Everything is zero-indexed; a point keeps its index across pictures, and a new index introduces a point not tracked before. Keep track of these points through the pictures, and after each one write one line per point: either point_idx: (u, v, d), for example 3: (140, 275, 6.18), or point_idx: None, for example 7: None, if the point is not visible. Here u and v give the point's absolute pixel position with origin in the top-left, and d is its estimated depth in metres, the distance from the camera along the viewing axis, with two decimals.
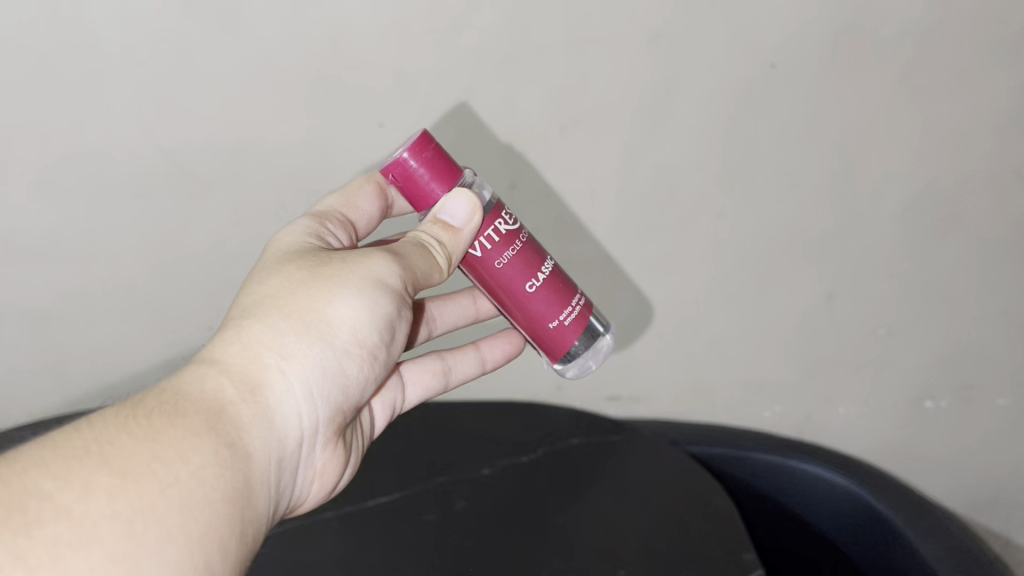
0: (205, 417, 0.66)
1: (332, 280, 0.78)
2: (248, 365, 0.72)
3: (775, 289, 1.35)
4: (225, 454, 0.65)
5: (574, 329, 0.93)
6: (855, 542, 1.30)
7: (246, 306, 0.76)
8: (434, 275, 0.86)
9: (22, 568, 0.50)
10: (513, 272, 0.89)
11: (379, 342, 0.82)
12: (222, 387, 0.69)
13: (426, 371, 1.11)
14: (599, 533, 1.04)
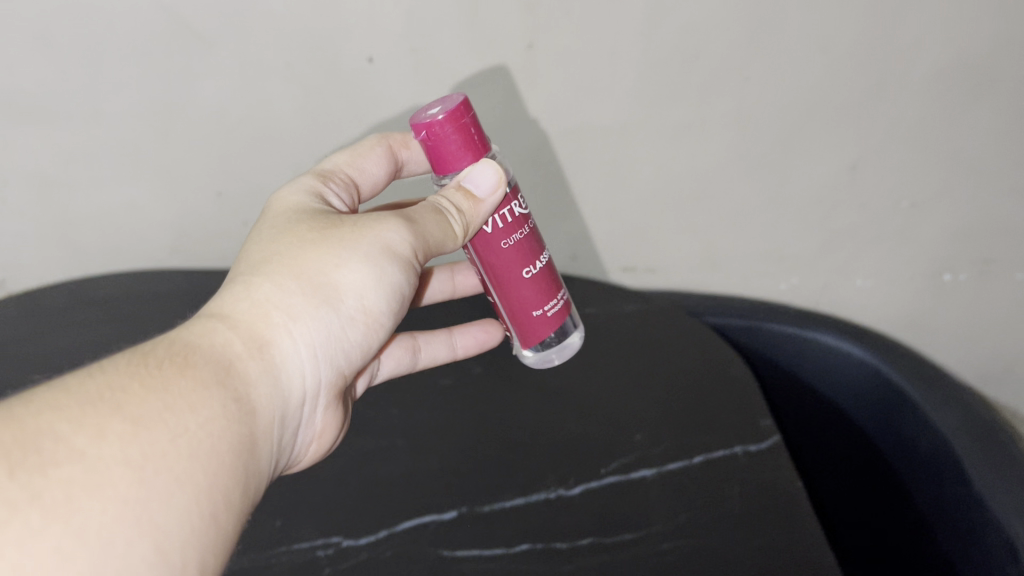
0: (213, 371, 0.63)
1: (343, 242, 0.74)
2: (256, 321, 0.69)
3: (799, 160, 1.31)
4: (233, 408, 0.63)
5: (552, 322, 0.93)
6: (870, 413, 1.30)
7: (256, 261, 0.73)
8: (449, 242, 0.80)
9: (38, 507, 0.49)
10: (515, 257, 0.86)
11: (386, 309, 0.78)
12: (230, 342, 0.67)
13: (396, 346, 1.04)
14: (615, 401, 1.03)
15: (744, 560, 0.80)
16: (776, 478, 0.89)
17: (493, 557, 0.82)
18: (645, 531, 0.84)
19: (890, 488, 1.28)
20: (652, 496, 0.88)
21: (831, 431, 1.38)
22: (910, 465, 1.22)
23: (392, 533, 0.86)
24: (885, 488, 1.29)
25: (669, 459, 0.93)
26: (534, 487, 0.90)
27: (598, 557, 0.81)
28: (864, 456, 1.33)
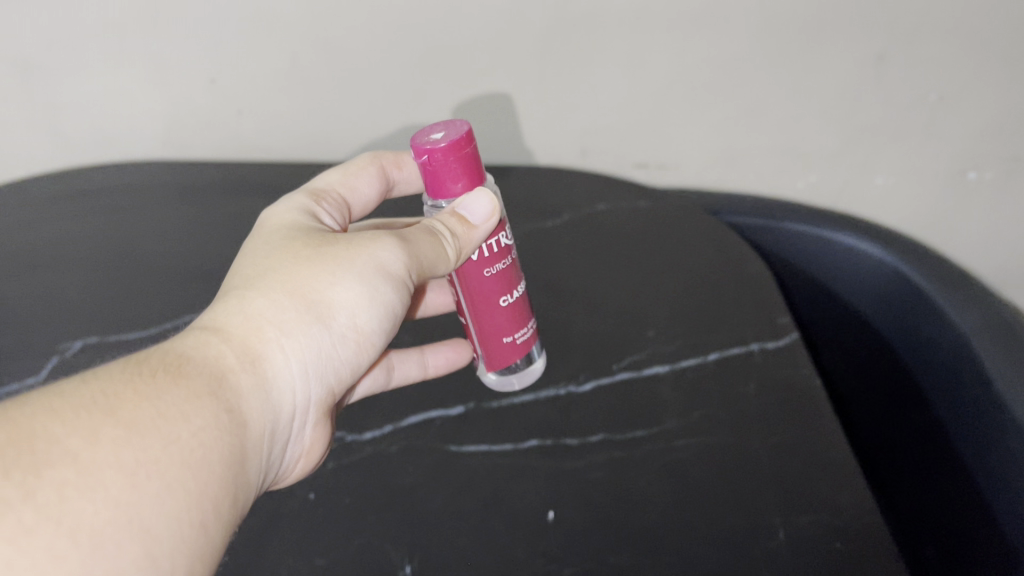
0: (206, 381, 0.58)
1: (337, 257, 0.68)
2: (247, 335, 0.62)
3: (822, 50, 1.18)
4: (226, 420, 0.57)
5: (521, 350, 0.86)
6: (889, 316, 1.23)
7: (246, 276, 0.67)
8: (441, 263, 0.73)
9: (29, 506, 0.44)
10: (493, 286, 0.79)
11: (380, 329, 0.71)
12: (221, 355, 0.60)
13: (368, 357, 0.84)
14: (627, 298, 0.99)
15: (761, 456, 0.76)
16: (793, 376, 0.85)
17: (501, 452, 0.79)
18: (658, 428, 0.81)
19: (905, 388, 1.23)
20: (664, 394, 0.85)
21: (851, 348, 1.34)
22: (925, 369, 1.17)
23: (397, 429, 0.83)
24: (902, 404, 1.24)
25: (683, 357, 0.89)
26: (544, 384, 0.88)
27: (609, 454, 0.78)
28: (883, 373, 1.28)
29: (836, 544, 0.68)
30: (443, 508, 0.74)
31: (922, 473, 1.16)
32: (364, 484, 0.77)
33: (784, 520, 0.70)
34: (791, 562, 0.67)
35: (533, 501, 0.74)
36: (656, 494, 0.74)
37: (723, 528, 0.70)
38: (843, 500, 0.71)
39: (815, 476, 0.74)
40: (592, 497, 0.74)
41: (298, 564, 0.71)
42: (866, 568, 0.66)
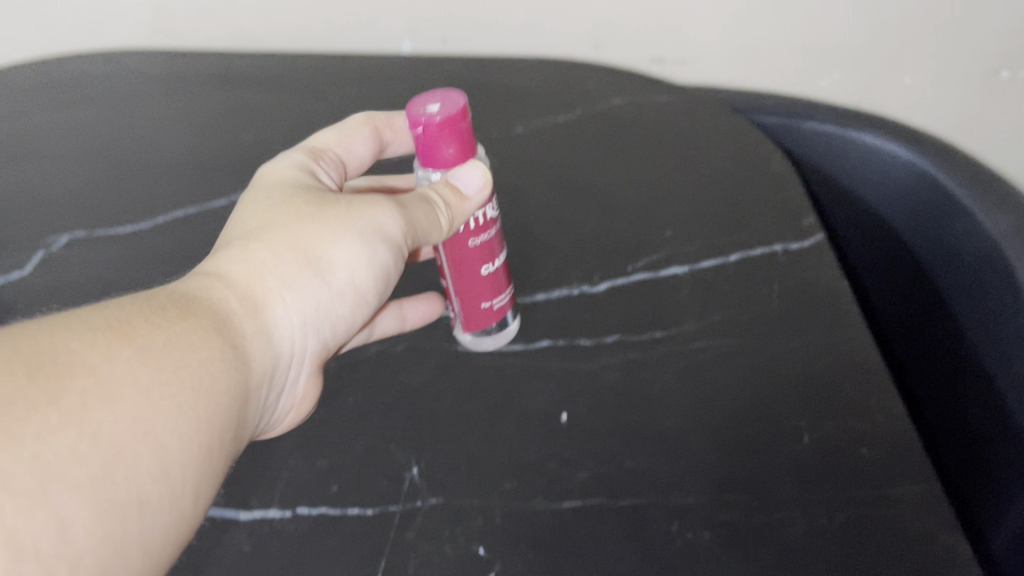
0: (213, 317, 0.55)
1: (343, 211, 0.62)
2: (251, 283, 0.58)
3: None
4: (230, 355, 0.54)
5: (498, 319, 0.75)
6: (916, 231, 1.04)
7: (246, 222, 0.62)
8: (433, 235, 0.65)
9: (57, 408, 0.42)
10: (474, 252, 0.70)
11: (380, 292, 0.66)
12: (226, 298, 0.57)
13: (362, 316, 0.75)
14: (644, 196, 0.93)
15: (785, 361, 0.73)
16: (819, 277, 0.81)
17: (510, 354, 0.75)
18: (676, 330, 0.76)
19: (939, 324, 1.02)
20: (682, 296, 0.80)
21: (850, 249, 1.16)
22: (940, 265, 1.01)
23: (403, 330, 0.78)
24: (912, 305, 1.08)
25: (702, 258, 0.84)
26: (556, 286, 0.83)
27: (624, 356, 0.74)
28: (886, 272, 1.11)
29: (864, 450, 0.65)
30: (452, 410, 0.69)
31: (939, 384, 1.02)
32: (368, 385, 0.72)
33: (809, 424, 0.67)
34: (817, 468, 0.64)
35: (545, 405, 0.70)
36: (674, 396, 0.70)
37: (746, 432, 0.67)
38: (870, 404, 0.68)
39: (842, 379, 0.70)
40: (608, 402, 0.69)
41: (299, 464, 0.66)
42: (895, 474, 0.63)
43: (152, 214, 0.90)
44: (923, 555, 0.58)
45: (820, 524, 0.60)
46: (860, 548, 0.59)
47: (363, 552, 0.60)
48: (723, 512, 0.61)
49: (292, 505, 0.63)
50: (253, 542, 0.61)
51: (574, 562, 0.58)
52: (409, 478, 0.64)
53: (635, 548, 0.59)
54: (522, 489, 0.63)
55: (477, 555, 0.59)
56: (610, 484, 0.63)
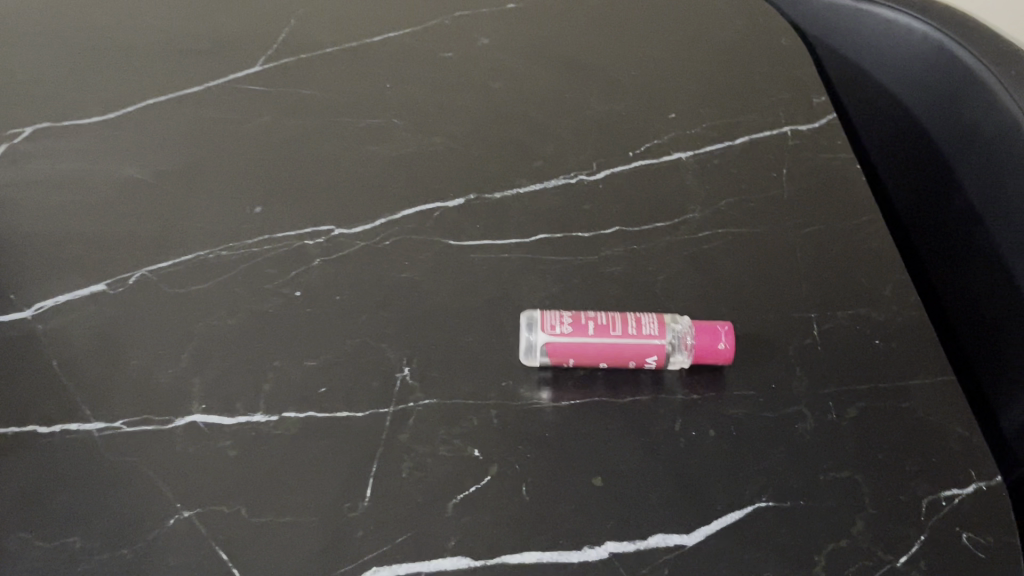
0: (135, 493, 0.54)
1: (276, 339, 0.62)
2: (179, 430, 0.57)
3: None
4: (139, 509, 0.53)
5: (555, 352, 0.60)
6: (930, 117, 0.96)
7: (174, 363, 0.60)
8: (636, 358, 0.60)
9: None
10: (629, 358, 0.60)
11: (313, 323, 0.63)
12: (148, 461, 0.55)
13: (366, 279, 0.66)
14: (649, 77, 0.85)
15: (794, 250, 0.69)
16: (829, 162, 0.76)
17: (505, 248, 0.69)
18: (680, 218, 0.71)
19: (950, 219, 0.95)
20: (686, 183, 0.74)
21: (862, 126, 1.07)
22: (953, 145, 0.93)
23: (391, 222, 0.71)
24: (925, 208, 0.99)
25: (708, 143, 0.78)
26: (552, 174, 0.75)
27: (626, 246, 0.69)
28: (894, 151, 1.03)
29: (877, 342, 0.62)
30: (443, 305, 0.64)
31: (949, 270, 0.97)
32: (355, 280, 0.66)
33: (820, 315, 0.64)
34: (827, 360, 0.61)
35: (543, 300, 0.65)
36: (679, 287, 0.66)
37: (754, 324, 0.64)
38: (884, 295, 0.66)
39: (856, 269, 0.67)
40: (609, 301, 0.65)
41: (285, 365, 0.60)
42: (909, 369, 0.61)
43: (120, 104, 0.80)
44: (937, 448, 0.57)
45: (832, 419, 0.58)
46: (872, 441, 0.57)
47: (356, 457, 0.56)
48: (730, 408, 0.59)
49: (277, 409, 0.58)
50: (238, 450, 0.56)
51: (575, 459, 0.56)
52: (401, 378, 0.60)
53: (639, 446, 0.57)
54: (520, 388, 0.60)
55: (472, 458, 0.56)
56: (612, 380, 0.61)
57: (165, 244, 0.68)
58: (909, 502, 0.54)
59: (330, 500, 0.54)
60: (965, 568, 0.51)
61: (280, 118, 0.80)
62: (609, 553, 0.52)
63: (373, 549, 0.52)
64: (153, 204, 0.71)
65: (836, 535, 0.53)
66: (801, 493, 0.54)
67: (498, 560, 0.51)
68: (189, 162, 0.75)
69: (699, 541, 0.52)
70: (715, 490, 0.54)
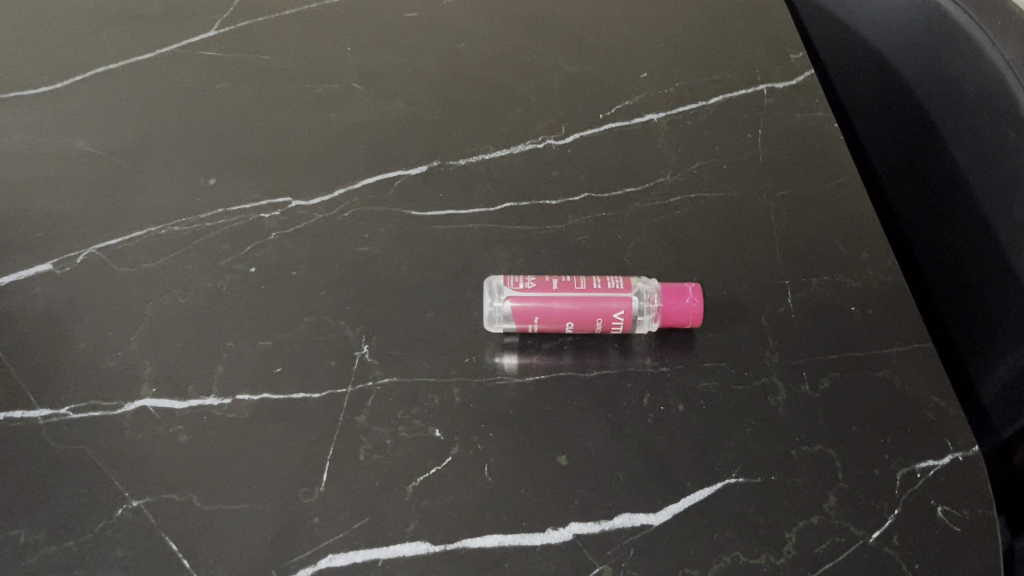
0: (80, 482, 0.52)
1: (231, 319, 0.60)
2: (128, 415, 0.55)
3: None
4: (85, 499, 0.51)
5: (520, 312, 0.58)
6: (912, 70, 0.93)
7: (123, 345, 0.58)
8: (604, 314, 0.58)
9: None
10: (596, 315, 0.58)
11: (269, 302, 0.61)
12: (96, 448, 0.53)
13: (324, 253, 0.63)
14: (621, 35, 0.82)
15: (769, 215, 0.67)
16: (805, 121, 0.74)
17: (470, 218, 0.66)
18: (651, 184, 0.69)
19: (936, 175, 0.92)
20: (657, 146, 0.72)
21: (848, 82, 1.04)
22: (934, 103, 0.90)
23: (351, 192, 0.68)
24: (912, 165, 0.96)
25: (681, 104, 0.75)
26: (518, 140, 0.72)
27: (594, 214, 0.67)
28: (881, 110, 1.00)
29: (853, 309, 0.61)
30: (404, 279, 0.62)
31: (933, 230, 0.94)
32: (313, 254, 0.63)
33: (793, 282, 0.62)
34: (801, 328, 0.59)
35: (507, 271, 0.63)
36: (649, 256, 0.64)
37: (725, 292, 0.62)
38: (860, 260, 0.64)
39: (832, 233, 0.65)
40: (576, 271, 0.63)
41: (239, 345, 0.58)
42: (884, 337, 0.59)
43: (68, 73, 0.77)
44: (912, 419, 0.55)
45: (805, 391, 0.56)
46: (846, 413, 0.55)
47: (312, 440, 0.54)
48: (700, 381, 0.57)
49: (231, 392, 0.56)
50: (190, 435, 0.54)
51: (539, 437, 0.54)
52: (360, 357, 0.58)
53: (606, 422, 0.55)
54: (483, 364, 0.58)
55: (432, 438, 0.54)
56: (578, 354, 0.59)
57: (115, 220, 0.66)
58: (882, 475, 0.53)
59: (285, 485, 0.52)
60: (937, 542, 0.50)
61: (236, 85, 0.76)
62: (574, 535, 0.50)
63: (329, 536, 0.50)
64: (101, 178, 0.68)
65: (808, 511, 0.51)
66: (772, 468, 0.53)
67: (458, 544, 0.50)
68: (140, 134, 0.72)
69: (667, 520, 0.51)
70: (683, 467, 0.53)
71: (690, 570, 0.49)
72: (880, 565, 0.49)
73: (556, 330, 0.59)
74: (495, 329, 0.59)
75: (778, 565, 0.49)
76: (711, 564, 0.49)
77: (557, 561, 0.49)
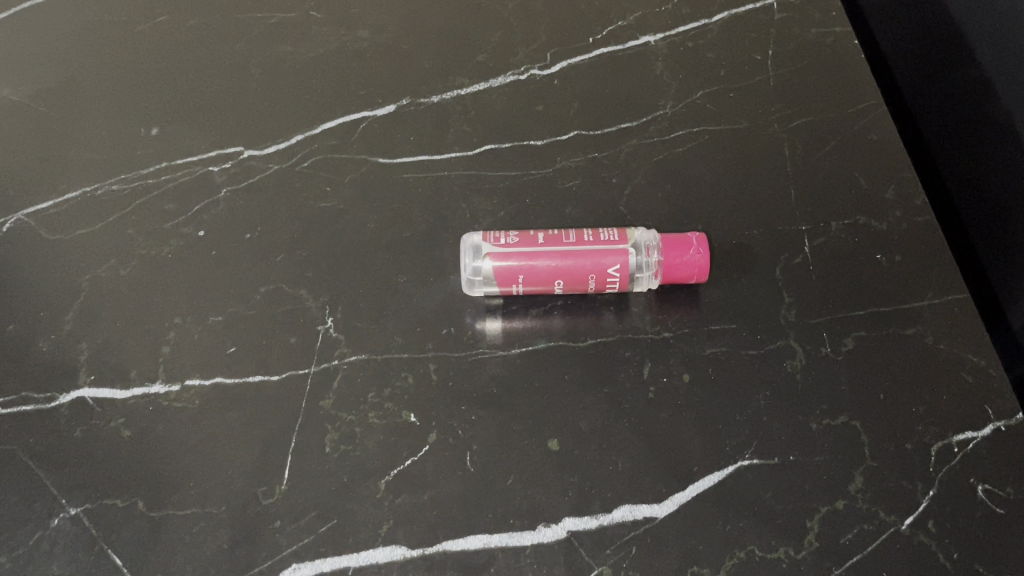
0: (11, 488, 0.46)
1: (179, 290, 0.53)
2: (64, 407, 0.48)
3: None
4: (18, 508, 0.45)
5: (502, 274, 0.50)
6: None
7: (57, 326, 0.51)
8: (599, 272, 0.50)
9: None
10: (590, 273, 0.50)
11: (222, 268, 0.54)
12: (27, 448, 0.47)
13: (282, 211, 0.56)
14: None
15: (782, 150, 0.59)
16: (821, 38, 0.65)
17: (445, 165, 0.59)
18: (649, 117, 0.61)
19: (959, 88, 0.83)
20: (655, 72, 0.64)
21: None
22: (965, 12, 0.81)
23: (310, 139, 0.60)
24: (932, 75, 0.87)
25: (681, 22, 0.67)
26: (498, 71, 0.64)
27: (584, 155, 0.59)
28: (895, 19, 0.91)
29: (878, 256, 0.54)
30: (371, 238, 0.55)
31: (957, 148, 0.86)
32: (268, 214, 0.56)
33: (811, 227, 0.55)
34: (820, 281, 0.53)
35: (488, 226, 0.56)
36: (648, 202, 0.57)
37: (734, 241, 0.55)
38: (886, 198, 0.56)
39: (853, 168, 0.58)
40: (566, 222, 0.56)
41: (187, 323, 0.52)
42: (914, 288, 0.52)
43: None
44: (947, 383, 0.49)
45: (826, 355, 0.50)
46: (873, 379, 0.49)
47: (272, 430, 0.47)
48: (707, 346, 0.50)
49: (179, 377, 0.49)
50: (133, 430, 0.48)
51: (527, 418, 0.48)
52: (324, 331, 0.51)
53: (602, 399, 0.48)
54: (463, 335, 0.51)
55: (407, 423, 0.48)
56: (570, 317, 0.52)
57: (45, 181, 0.58)
58: (915, 451, 0.47)
59: (242, 485, 0.46)
60: (978, 528, 0.44)
61: (178, 18, 0.68)
62: (568, 532, 0.44)
63: (293, 543, 0.44)
64: (30, 132, 0.61)
65: (832, 496, 0.45)
66: (791, 447, 0.47)
67: (438, 548, 0.44)
68: (71, 78, 0.64)
69: (673, 511, 0.45)
70: (690, 449, 0.47)
71: (700, 568, 0.43)
72: (913, 556, 0.44)
73: (544, 290, 0.51)
74: (475, 291, 0.52)
75: (799, 560, 0.44)
76: (723, 562, 0.44)
77: (550, 563, 0.43)
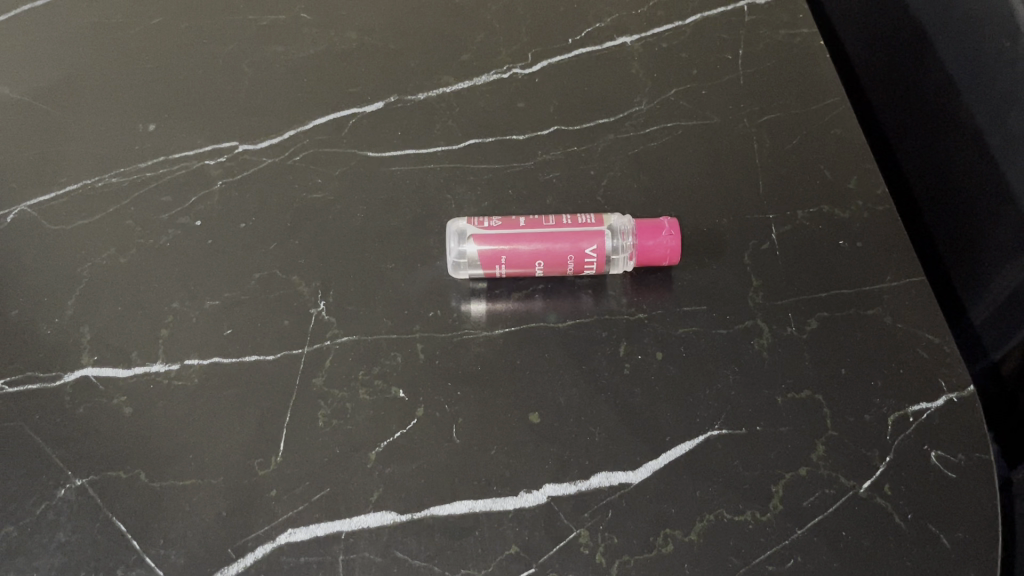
0: (18, 460, 0.48)
1: (177, 276, 0.55)
2: (67, 386, 0.51)
3: None
4: (24, 480, 0.48)
5: (486, 254, 0.53)
6: None
7: (59, 310, 0.54)
8: (577, 253, 0.53)
9: None
10: (568, 254, 0.53)
11: (218, 255, 0.56)
12: (32, 423, 0.49)
13: (276, 202, 0.59)
14: None
15: (751, 143, 0.62)
16: (789, 39, 0.68)
17: (431, 158, 0.62)
18: (626, 113, 0.64)
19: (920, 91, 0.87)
20: (631, 71, 0.67)
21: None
22: (924, 10, 0.84)
23: (302, 134, 0.63)
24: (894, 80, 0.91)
25: (655, 24, 0.70)
26: (481, 70, 0.67)
27: (564, 149, 0.62)
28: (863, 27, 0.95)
29: (841, 242, 0.57)
30: (361, 228, 0.58)
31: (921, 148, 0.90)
32: (262, 204, 0.59)
33: (778, 215, 0.58)
34: (786, 266, 0.56)
35: (473, 214, 0.58)
36: (624, 193, 0.60)
37: (705, 229, 0.58)
38: (848, 188, 0.59)
39: (819, 161, 0.61)
40: (547, 210, 0.59)
41: (185, 307, 0.54)
42: (875, 271, 0.55)
43: None
44: (904, 359, 0.52)
45: (791, 333, 0.53)
46: (834, 355, 0.52)
47: (267, 407, 0.50)
48: (679, 326, 0.53)
49: (177, 357, 0.52)
50: (134, 406, 0.50)
51: (509, 394, 0.51)
52: (317, 314, 0.54)
53: (580, 375, 0.51)
54: (448, 317, 0.54)
55: (396, 399, 0.50)
56: (550, 299, 0.55)
57: (46, 174, 0.61)
58: (873, 420, 0.50)
59: (239, 457, 0.48)
60: (931, 491, 0.47)
61: (173, 20, 0.70)
62: (549, 497, 0.47)
63: (288, 510, 0.47)
64: (32, 127, 0.63)
65: (797, 463, 0.48)
66: (758, 418, 0.50)
67: (426, 513, 0.47)
68: (70, 77, 0.67)
69: (647, 478, 0.48)
70: (664, 421, 0.50)
71: (673, 530, 0.46)
72: (871, 516, 0.47)
73: (526, 272, 0.54)
74: (461, 274, 0.55)
75: (765, 522, 0.46)
76: (694, 523, 0.46)
77: (531, 526, 0.46)
